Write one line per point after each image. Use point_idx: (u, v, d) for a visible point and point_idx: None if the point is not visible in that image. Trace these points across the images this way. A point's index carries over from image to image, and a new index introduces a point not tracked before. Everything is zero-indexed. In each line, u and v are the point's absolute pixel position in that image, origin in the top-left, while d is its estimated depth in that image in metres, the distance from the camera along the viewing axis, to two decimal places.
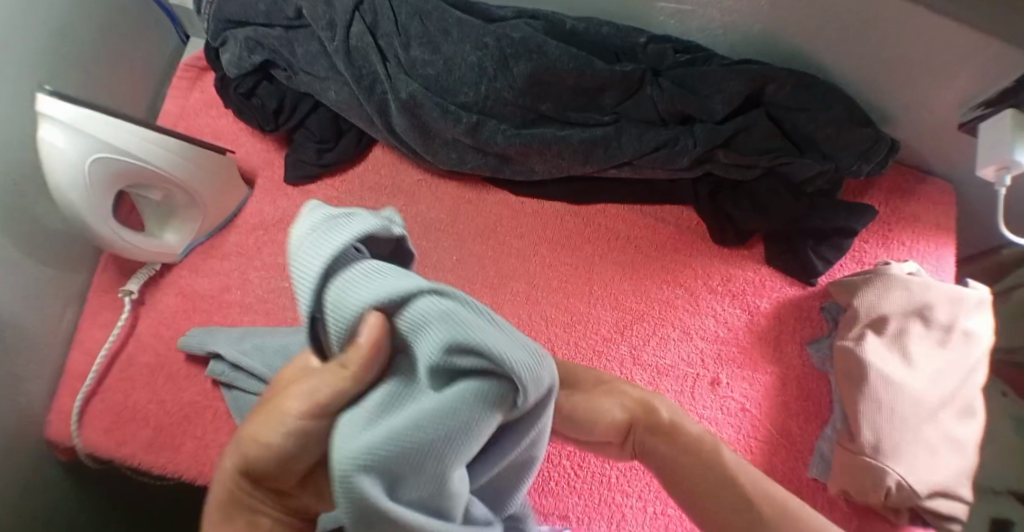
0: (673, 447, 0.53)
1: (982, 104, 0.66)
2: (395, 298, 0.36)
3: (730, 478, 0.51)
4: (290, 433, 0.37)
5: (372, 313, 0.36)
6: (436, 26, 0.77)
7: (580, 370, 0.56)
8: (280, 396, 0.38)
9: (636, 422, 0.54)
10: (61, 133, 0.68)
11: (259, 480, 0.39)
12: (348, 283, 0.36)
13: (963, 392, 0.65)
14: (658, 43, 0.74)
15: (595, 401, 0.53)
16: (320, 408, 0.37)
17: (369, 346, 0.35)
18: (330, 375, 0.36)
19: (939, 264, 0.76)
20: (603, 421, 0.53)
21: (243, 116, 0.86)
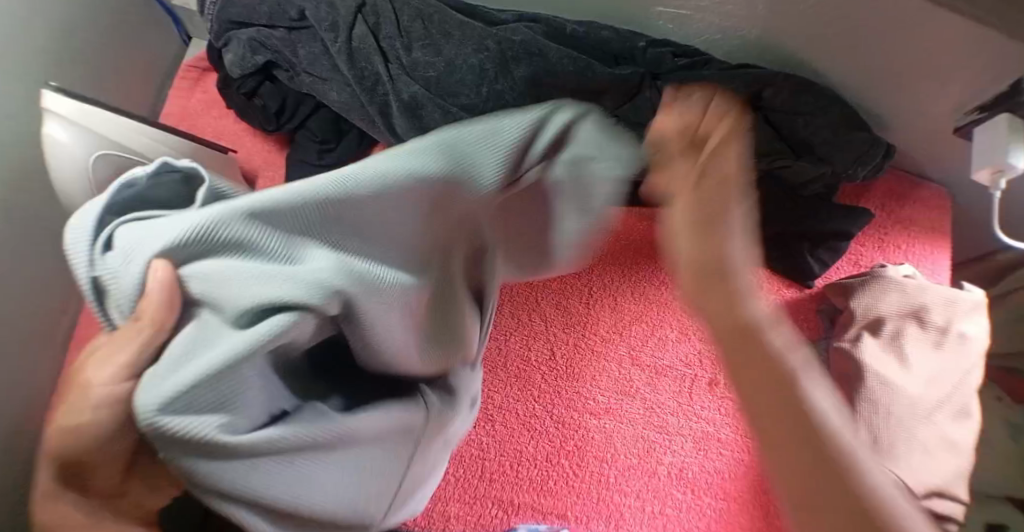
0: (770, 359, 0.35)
1: (975, 109, 0.67)
2: (181, 242, 0.33)
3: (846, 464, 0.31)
4: (98, 410, 0.32)
5: (160, 259, 0.33)
6: (438, 29, 0.78)
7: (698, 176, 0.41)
8: (77, 373, 0.33)
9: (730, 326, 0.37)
10: (66, 129, 0.68)
11: (76, 473, 0.34)
12: (135, 244, 0.33)
13: (959, 392, 0.66)
14: (657, 48, 0.75)
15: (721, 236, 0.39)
16: (128, 367, 0.33)
17: (161, 292, 0.32)
18: (127, 338, 0.33)
19: (935, 268, 0.77)
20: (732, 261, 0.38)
21: (245, 116, 0.88)
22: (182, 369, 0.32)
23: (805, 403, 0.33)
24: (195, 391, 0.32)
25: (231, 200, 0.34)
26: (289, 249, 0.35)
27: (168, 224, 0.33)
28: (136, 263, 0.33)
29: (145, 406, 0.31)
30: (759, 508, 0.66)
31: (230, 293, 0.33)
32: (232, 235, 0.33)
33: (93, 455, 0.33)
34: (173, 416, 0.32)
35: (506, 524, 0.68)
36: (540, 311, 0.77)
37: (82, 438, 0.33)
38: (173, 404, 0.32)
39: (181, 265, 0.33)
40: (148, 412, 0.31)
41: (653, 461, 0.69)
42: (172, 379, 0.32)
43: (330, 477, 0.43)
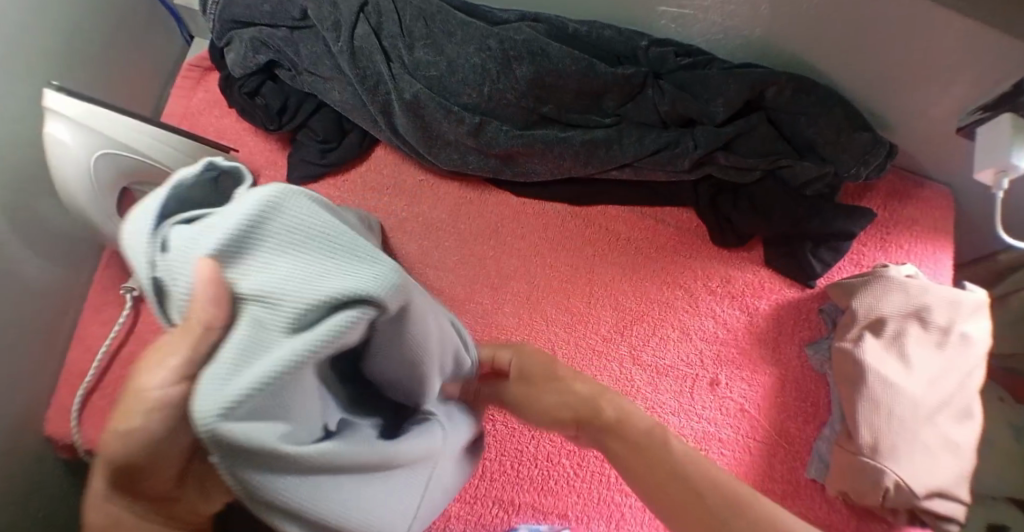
0: (626, 446, 0.53)
1: (979, 109, 0.67)
2: (228, 242, 0.36)
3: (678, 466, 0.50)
4: (153, 415, 0.35)
5: (207, 259, 0.36)
6: (440, 28, 0.78)
7: (535, 362, 0.60)
8: (133, 379, 0.36)
9: (583, 421, 0.55)
10: (69, 130, 0.69)
11: (123, 482, 0.36)
12: (191, 240, 0.37)
13: (960, 393, 0.66)
14: (659, 47, 0.75)
15: (562, 384, 0.57)
16: (180, 372, 0.35)
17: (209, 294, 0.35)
18: (182, 340, 0.35)
19: (937, 268, 0.76)
20: (569, 399, 0.56)
21: (247, 116, 0.87)
22: (237, 364, 0.35)
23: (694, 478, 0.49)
24: (257, 393, 0.35)
25: (283, 202, 0.38)
26: (329, 257, 0.38)
27: (215, 227, 0.37)
28: (189, 260, 0.36)
29: (208, 411, 0.34)
30: None
31: (281, 298, 0.36)
32: (282, 230, 0.37)
33: (142, 458, 0.35)
34: (235, 421, 0.34)
35: (507, 524, 0.68)
36: (544, 313, 0.76)
37: (131, 448, 0.35)
38: (237, 406, 0.34)
39: (227, 266, 0.37)
40: (212, 416, 0.34)
41: None
42: (232, 381, 0.35)
43: (372, 491, 0.44)
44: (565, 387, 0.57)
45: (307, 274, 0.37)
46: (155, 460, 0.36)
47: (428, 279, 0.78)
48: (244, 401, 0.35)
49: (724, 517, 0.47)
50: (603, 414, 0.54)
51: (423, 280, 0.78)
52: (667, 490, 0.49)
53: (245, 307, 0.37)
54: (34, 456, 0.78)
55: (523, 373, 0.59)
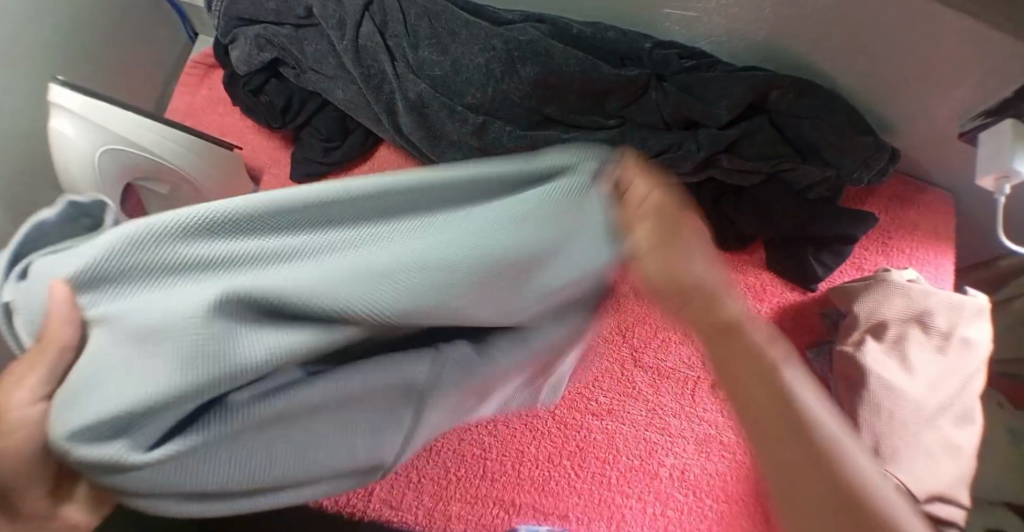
0: (727, 352, 0.41)
1: (981, 114, 0.67)
2: (80, 268, 0.39)
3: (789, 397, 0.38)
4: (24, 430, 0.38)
5: (61, 281, 0.39)
6: (445, 28, 0.78)
7: (661, 215, 0.46)
8: None
9: (684, 296, 0.44)
10: (73, 124, 0.69)
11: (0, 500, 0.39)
12: (62, 261, 0.41)
13: (963, 397, 0.66)
14: (663, 49, 0.75)
15: (679, 251, 0.45)
16: (39, 389, 0.39)
17: (63, 308, 0.39)
18: (35, 361, 0.39)
19: (938, 271, 0.76)
20: (670, 277, 0.44)
21: (251, 114, 0.87)
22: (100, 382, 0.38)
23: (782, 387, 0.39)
24: (101, 416, 0.37)
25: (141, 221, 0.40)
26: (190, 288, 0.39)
27: (82, 252, 0.40)
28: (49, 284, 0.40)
29: (59, 430, 0.37)
30: (760, 512, 0.65)
31: (139, 319, 0.38)
32: (141, 255, 0.39)
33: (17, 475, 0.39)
34: (82, 443, 0.37)
35: (507, 525, 0.68)
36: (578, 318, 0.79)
37: (13, 463, 0.38)
38: (81, 429, 0.37)
39: (84, 287, 0.39)
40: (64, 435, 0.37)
41: (654, 463, 0.69)
42: (82, 406, 0.37)
43: (281, 460, 0.43)
44: (687, 262, 0.44)
45: (166, 307, 0.38)
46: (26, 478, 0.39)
47: None
48: (96, 415, 0.37)
49: (809, 469, 0.36)
50: (717, 311, 0.43)
51: None
52: (751, 398, 0.39)
53: (96, 329, 0.39)
54: None
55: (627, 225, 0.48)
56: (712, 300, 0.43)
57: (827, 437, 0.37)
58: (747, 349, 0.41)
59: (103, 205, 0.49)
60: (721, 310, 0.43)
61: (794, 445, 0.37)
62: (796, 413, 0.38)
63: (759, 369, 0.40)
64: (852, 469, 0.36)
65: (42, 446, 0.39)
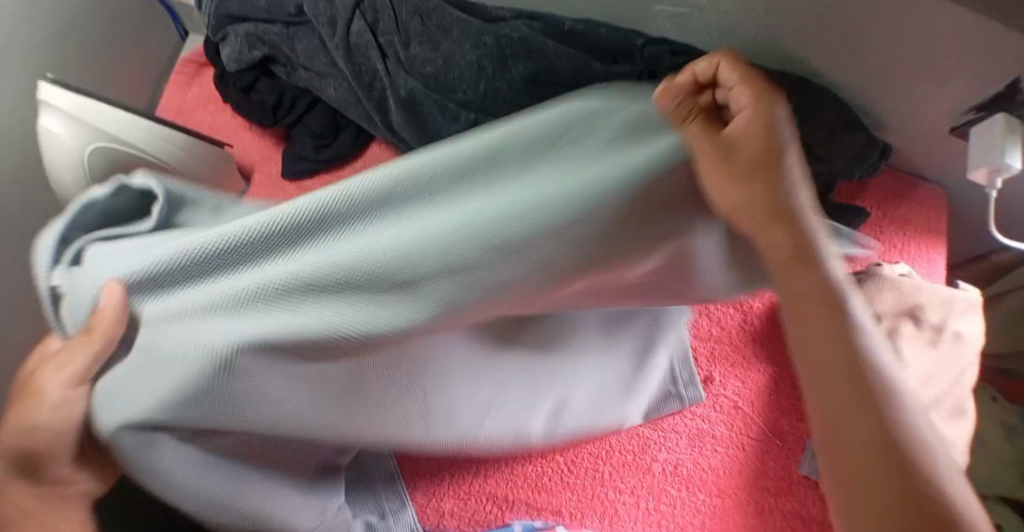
0: (821, 326, 0.41)
1: (972, 109, 0.67)
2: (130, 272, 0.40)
3: (870, 383, 0.40)
4: (59, 400, 0.40)
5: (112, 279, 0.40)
6: (436, 26, 0.77)
7: (718, 144, 0.45)
8: (32, 385, 0.40)
9: (748, 212, 0.44)
10: (60, 121, 0.68)
11: (33, 466, 0.41)
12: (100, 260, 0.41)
13: (954, 391, 0.67)
14: (655, 46, 0.74)
15: (738, 181, 0.44)
16: (72, 381, 0.40)
17: (110, 314, 0.39)
18: (80, 350, 0.40)
19: (930, 266, 0.77)
20: (737, 199, 0.44)
21: (242, 112, 0.87)
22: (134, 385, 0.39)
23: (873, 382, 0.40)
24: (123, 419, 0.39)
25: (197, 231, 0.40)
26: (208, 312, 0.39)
27: (138, 256, 0.40)
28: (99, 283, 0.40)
29: (105, 419, 0.39)
30: (751, 505, 0.66)
31: (179, 334, 0.39)
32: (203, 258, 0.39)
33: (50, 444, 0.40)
34: (121, 430, 0.39)
35: (501, 520, 0.68)
36: None
37: (57, 428, 0.40)
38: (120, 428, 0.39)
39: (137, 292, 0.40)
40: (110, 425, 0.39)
41: (646, 458, 0.69)
42: (127, 399, 0.39)
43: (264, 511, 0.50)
44: (741, 187, 0.44)
45: (180, 331, 0.39)
46: (53, 446, 0.40)
47: None
48: (137, 415, 0.39)
49: (885, 471, 0.38)
50: (803, 257, 0.43)
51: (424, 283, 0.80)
52: (829, 375, 0.41)
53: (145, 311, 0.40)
54: None
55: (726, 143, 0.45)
56: (813, 256, 0.43)
57: (903, 416, 0.39)
58: (821, 292, 0.42)
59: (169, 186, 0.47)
60: (783, 241, 0.43)
61: (871, 438, 0.39)
62: (874, 395, 0.40)
63: (844, 355, 0.40)
64: (923, 461, 0.38)
65: (81, 427, 0.41)
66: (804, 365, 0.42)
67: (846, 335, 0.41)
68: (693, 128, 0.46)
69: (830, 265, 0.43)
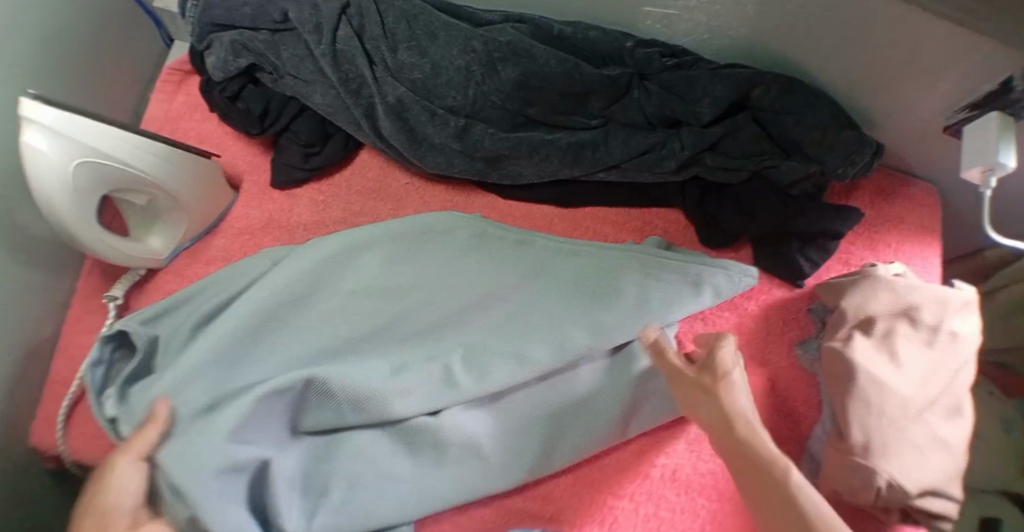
0: (763, 476, 0.53)
1: (965, 107, 0.66)
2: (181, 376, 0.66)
3: (802, 514, 0.51)
4: (129, 476, 0.60)
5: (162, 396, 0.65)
6: (424, 30, 0.77)
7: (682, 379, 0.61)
8: (108, 474, 0.59)
9: (722, 426, 0.57)
10: (45, 138, 0.67)
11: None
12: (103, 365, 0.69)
13: (952, 390, 0.66)
14: (645, 48, 0.74)
15: (701, 399, 0.59)
16: (142, 452, 0.61)
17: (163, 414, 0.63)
18: (150, 432, 0.62)
19: (924, 264, 0.76)
20: (712, 417, 0.58)
21: (229, 121, 0.86)
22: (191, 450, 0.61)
23: (806, 509, 0.51)
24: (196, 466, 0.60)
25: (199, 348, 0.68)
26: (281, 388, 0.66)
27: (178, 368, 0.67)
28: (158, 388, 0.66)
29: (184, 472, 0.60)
30: None
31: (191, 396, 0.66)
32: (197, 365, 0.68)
33: (122, 506, 0.59)
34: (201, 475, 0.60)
35: None
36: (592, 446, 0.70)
37: (110, 498, 0.58)
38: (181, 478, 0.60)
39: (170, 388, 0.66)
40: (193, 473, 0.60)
41: (646, 463, 0.69)
42: (194, 455, 0.61)
43: None
44: (704, 401, 0.59)
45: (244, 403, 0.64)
46: (119, 509, 0.58)
47: None
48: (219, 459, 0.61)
49: None
50: (760, 451, 0.54)
51: None
52: (776, 513, 0.52)
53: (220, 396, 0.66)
54: (20, 465, 0.78)
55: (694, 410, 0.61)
56: (736, 423, 0.56)
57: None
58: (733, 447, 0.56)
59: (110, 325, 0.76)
60: (715, 409, 0.58)
61: None
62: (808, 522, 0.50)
63: (785, 499, 0.52)
64: None
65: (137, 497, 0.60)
66: (759, 514, 0.54)
67: (779, 479, 0.52)
68: (668, 365, 0.62)
69: (762, 439, 0.55)
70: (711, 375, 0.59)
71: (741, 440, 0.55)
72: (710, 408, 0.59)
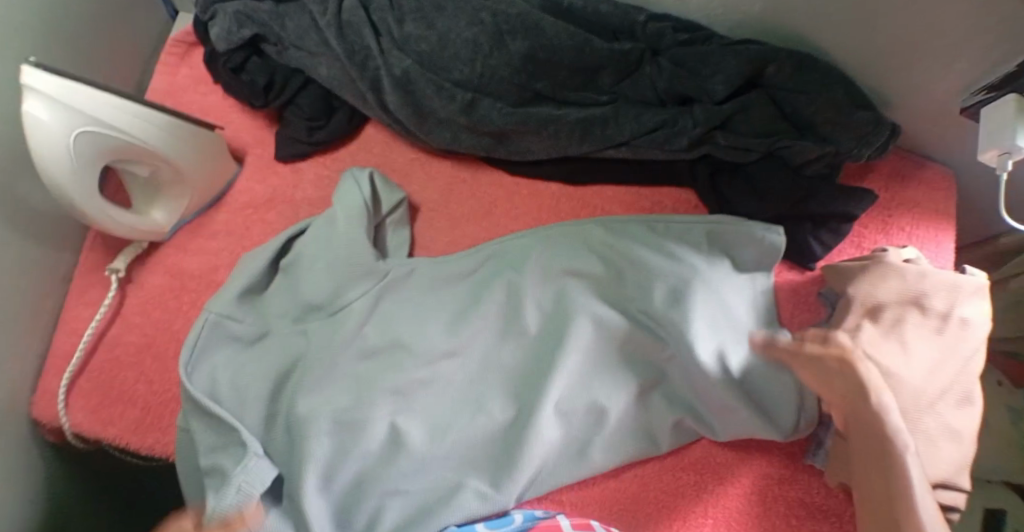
0: (867, 446, 0.57)
1: (985, 87, 0.65)
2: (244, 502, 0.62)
3: (892, 489, 0.54)
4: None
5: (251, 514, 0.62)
6: (431, 2, 0.76)
7: (821, 364, 0.61)
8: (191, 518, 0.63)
9: (853, 394, 0.59)
10: (47, 108, 0.66)
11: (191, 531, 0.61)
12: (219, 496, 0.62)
13: (962, 380, 0.65)
14: (657, 22, 0.72)
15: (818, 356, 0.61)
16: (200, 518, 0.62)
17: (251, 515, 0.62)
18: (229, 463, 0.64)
19: (938, 250, 0.74)
20: (825, 364, 0.61)
21: (232, 92, 0.85)
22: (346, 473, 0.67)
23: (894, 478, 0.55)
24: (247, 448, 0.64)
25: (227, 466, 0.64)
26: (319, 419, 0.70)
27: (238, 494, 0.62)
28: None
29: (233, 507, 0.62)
30: (756, 494, 0.66)
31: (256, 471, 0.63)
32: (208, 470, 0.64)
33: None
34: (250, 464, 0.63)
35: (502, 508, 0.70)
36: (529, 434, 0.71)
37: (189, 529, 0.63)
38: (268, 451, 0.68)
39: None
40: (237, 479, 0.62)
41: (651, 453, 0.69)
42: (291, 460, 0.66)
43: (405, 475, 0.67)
44: (826, 366, 0.60)
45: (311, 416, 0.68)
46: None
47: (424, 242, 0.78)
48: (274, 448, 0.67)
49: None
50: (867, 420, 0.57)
51: (451, 244, 0.78)
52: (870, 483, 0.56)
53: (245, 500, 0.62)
54: (23, 438, 0.79)
55: (832, 383, 0.60)
56: (862, 390, 0.58)
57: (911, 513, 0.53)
58: (857, 410, 0.58)
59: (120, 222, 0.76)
60: (845, 384, 0.59)
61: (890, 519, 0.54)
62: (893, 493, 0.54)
63: (879, 466, 0.56)
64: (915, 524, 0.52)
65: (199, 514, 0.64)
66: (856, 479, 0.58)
67: (884, 456, 0.56)
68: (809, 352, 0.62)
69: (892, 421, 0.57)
70: (837, 346, 0.60)
71: (869, 409, 0.57)
72: (827, 378, 0.61)
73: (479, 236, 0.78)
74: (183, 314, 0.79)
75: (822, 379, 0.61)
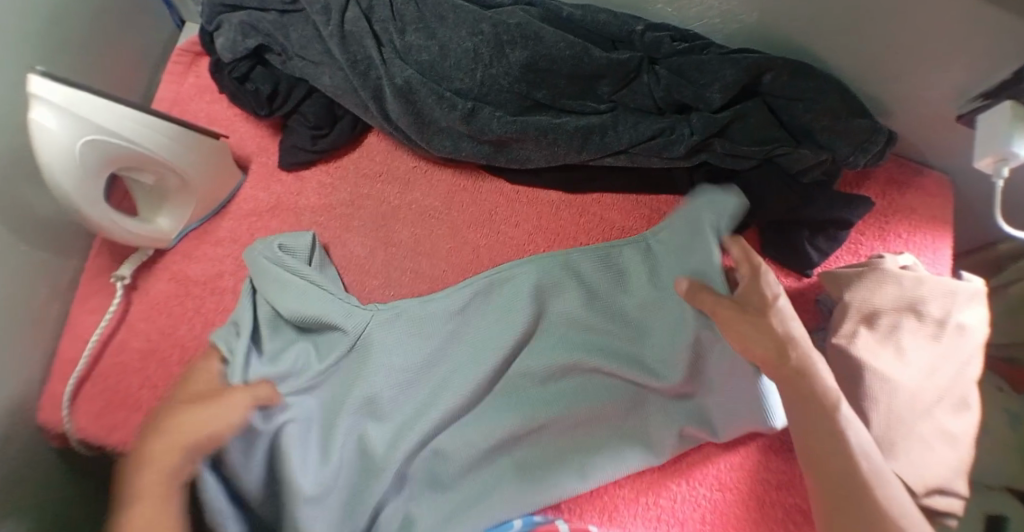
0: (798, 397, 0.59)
1: (980, 95, 0.65)
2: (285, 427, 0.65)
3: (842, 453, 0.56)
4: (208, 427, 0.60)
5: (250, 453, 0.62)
6: (433, 13, 0.78)
7: (756, 328, 0.60)
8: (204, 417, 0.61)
9: (781, 357, 0.59)
10: (55, 115, 0.67)
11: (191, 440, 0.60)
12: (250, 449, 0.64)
13: (958, 384, 0.66)
14: (654, 32, 0.73)
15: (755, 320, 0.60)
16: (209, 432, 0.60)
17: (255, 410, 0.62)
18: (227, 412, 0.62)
19: (935, 257, 0.75)
20: (761, 333, 0.60)
21: (237, 102, 0.86)
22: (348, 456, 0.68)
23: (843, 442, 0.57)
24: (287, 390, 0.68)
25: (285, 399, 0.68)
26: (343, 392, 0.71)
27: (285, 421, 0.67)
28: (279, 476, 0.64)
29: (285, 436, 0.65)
30: (754, 499, 0.67)
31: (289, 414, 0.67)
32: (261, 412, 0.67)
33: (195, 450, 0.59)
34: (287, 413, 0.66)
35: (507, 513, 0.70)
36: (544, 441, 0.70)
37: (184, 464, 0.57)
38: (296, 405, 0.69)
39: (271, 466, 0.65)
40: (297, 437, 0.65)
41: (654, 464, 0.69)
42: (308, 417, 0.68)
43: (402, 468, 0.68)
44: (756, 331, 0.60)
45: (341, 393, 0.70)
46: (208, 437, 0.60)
47: (425, 250, 0.79)
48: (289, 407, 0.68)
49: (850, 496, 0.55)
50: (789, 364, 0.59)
51: (452, 252, 0.79)
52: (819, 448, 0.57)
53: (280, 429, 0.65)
54: (28, 442, 0.80)
55: (764, 348, 0.60)
56: (784, 347, 0.59)
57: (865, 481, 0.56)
58: (786, 372, 0.59)
59: (126, 227, 0.77)
60: (767, 345, 0.60)
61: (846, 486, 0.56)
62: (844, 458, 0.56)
63: (820, 421, 0.58)
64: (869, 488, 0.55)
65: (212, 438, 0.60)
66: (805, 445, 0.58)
67: (824, 417, 0.57)
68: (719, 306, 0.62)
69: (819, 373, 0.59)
70: (761, 299, 0.61)
71: (795, 366, 0.59)
72: (749, 333, 0.60)
73: (480, 245, 0.79)
74: (188, 320, 0.80)
75: (745, 337, 0.61)
